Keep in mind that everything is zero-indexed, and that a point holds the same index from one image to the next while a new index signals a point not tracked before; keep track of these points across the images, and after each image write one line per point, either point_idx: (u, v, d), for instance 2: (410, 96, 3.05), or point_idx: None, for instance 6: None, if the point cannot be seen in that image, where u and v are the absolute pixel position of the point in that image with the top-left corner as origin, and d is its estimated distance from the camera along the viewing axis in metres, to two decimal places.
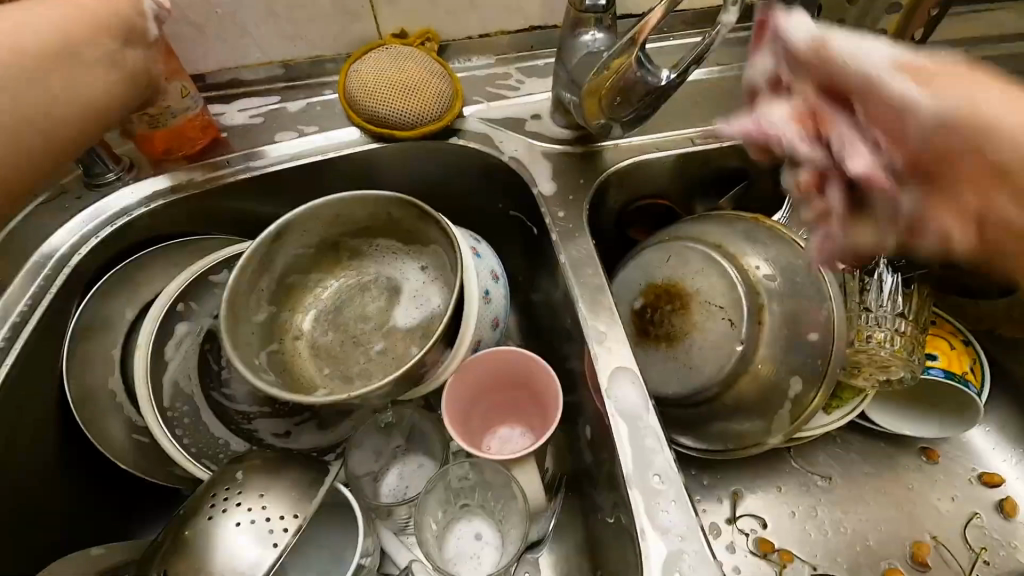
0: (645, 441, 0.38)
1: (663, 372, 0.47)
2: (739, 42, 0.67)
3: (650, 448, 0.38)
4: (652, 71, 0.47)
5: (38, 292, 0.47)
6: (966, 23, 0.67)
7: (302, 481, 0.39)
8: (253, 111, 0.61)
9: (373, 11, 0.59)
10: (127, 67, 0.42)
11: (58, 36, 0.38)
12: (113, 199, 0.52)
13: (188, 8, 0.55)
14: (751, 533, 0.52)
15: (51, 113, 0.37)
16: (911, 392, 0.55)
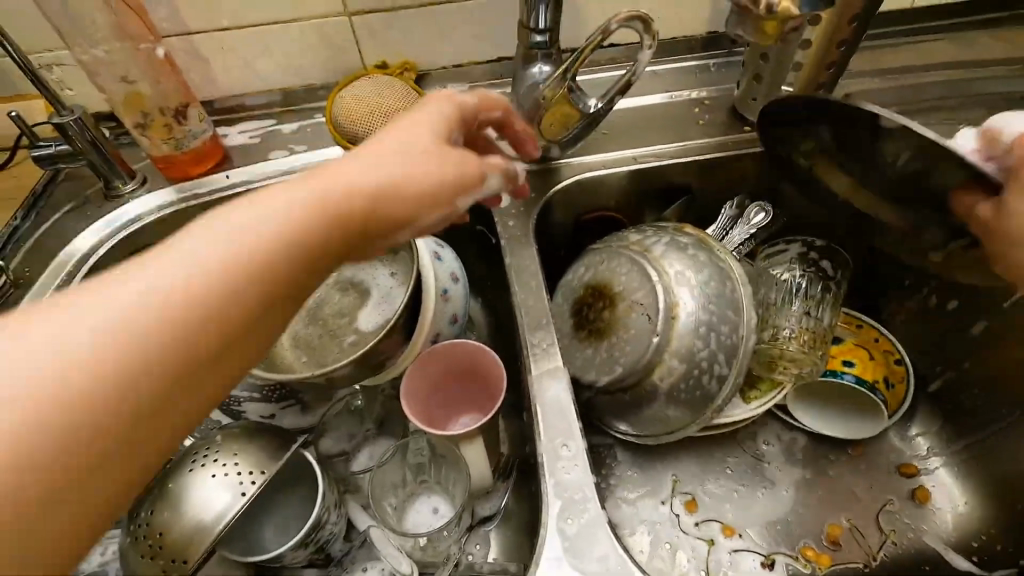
0: (561, 419, 0.45)
1: (591, 360, 0.53)
2: (688, 71, 0.74)
3: (565, 425, 0.45)
4: (579, 98, 0.56)
5: (61, 286, 0.55)
6: (897, 54, 0.74)
7: (272, 444, 0.46)
8: (251, 131, 0.70)
9: (358, 47, 0.68)
10: (289, 222, 0.32)
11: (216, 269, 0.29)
12: (127, 208, 0.61)
13: (198, 44, 0.64)
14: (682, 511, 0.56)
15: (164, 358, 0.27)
16: (835, 392, 0.60)
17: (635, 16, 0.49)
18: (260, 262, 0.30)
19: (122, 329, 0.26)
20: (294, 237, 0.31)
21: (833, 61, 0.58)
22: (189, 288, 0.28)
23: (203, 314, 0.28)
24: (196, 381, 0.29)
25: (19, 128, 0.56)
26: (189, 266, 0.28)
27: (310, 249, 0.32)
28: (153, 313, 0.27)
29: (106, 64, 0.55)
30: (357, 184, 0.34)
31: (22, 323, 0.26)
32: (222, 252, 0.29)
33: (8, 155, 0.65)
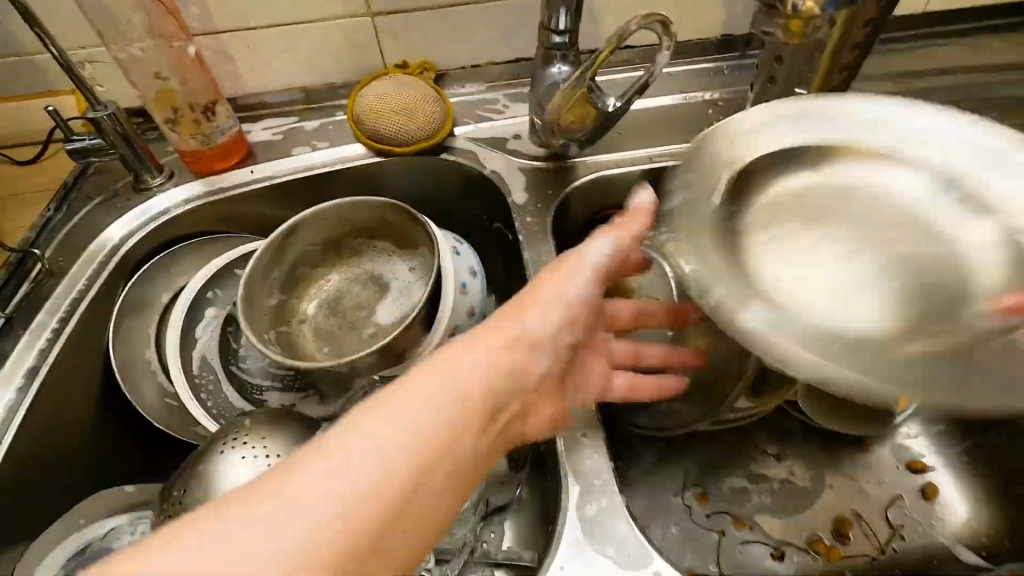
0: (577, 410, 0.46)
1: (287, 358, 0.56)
2: (702, 73, 0.75)
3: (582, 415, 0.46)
4: (601, 98, 0.57)
5: (93, 275, 0.57)
6: (909, 59, 0.75)
7: (296, 430, 0.47)
8: (274, 128, 0.72)
9: (380, 47, 0.69)
10: (505, 355, 0.39)
11: (467, 396, 0.36)
12: (155, 201, 0.63)
13: (225, 43, 0.66)
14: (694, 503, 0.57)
15: (441, 470, 0.33)
16: None
17: (654, 18, 0.51)
18: (491, 393, 0.37)
19: (431, 433, 0.33)
20: (508, 371, 0.39)
21: (847, 61, 0.60)
22: (464, 399, 0.36)
23: (466, 433, 0.35)
24: (448, 489, 0.34)
25: (55, 123, 0.58)
26: (449, 395, 0.35)
27: (518, 378, 0.39)
28: (417, 439, 0.32)
29: (140, 61, 0.57)
30: (559, 317, 0.43)
31: (359, 421, 0.32)
32: (469, 384, 0.36)
33: (41, 149, 0.67)
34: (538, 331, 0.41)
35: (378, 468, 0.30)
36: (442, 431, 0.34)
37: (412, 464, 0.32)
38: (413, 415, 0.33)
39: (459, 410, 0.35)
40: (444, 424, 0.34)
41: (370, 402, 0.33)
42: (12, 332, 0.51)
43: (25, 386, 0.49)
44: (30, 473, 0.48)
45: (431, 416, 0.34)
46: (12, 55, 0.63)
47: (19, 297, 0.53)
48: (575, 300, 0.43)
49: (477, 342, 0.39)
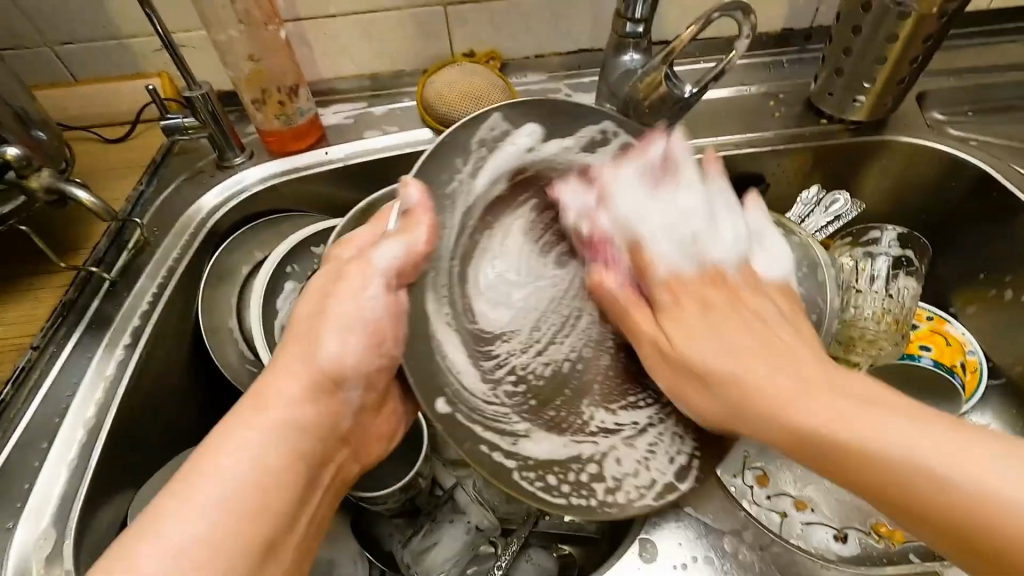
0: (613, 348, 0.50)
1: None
2: (760, 67, 0.76)
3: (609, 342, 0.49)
4: (677, 83, 0.58)
5: (185, 246, 0.60)
6: (973, 54, 0.75)
7: None
8: (345, 112, 0.74)
9: (449, 35, 0.72)
10: (321, 407, 0.41)
11: (279, 451, 0.37)
12: (239, 178, 0.66)
13: (305, 29, 0.69)
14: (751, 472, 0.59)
15: (269, 522, 0.35)
16: (901, 375, 0.61)
17: (735, 6, 0.53)
18: (302, 440, 0.39)
19: (255, 481, 0.36)
20: (319, 420, 0.40)
21: (917, 55, 0.58)
22: (283, 442, 0.38)
23: (284, 485, 0.37)
24: (281, 540, 0.37)
25: (153, 100, 0.61)
26: (264, 451, 0.37)
27: (328, 424, 0.41)
28: (233, 501, 0.34)
29: (233, 44, 0.60)
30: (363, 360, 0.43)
31: (176, 496, 0.34)
32: (274, 440, 0.38)
33: (129, 129, 0.71)
34: (349, 361, 0.42)
35: (193, 535, 0.32)
36: (261, 482, 0.36)
37: (236, 526, 0.34)
38: (234, 479, 0.35)
39: (278, 456, 0.37)
40: (263, 471, 0.36)
41: (183, 473, 0.35)
42: (118, 296, 0.55)
43: (131, 345, 0.52)
44: (139, 425, 0.52)
45: (252, 469, 0.36)
46: (110, 38, 0.66)
47: (121, 262, 0.57)
48: (368, 315, 0.42)
49: (275, 385, 0.40)
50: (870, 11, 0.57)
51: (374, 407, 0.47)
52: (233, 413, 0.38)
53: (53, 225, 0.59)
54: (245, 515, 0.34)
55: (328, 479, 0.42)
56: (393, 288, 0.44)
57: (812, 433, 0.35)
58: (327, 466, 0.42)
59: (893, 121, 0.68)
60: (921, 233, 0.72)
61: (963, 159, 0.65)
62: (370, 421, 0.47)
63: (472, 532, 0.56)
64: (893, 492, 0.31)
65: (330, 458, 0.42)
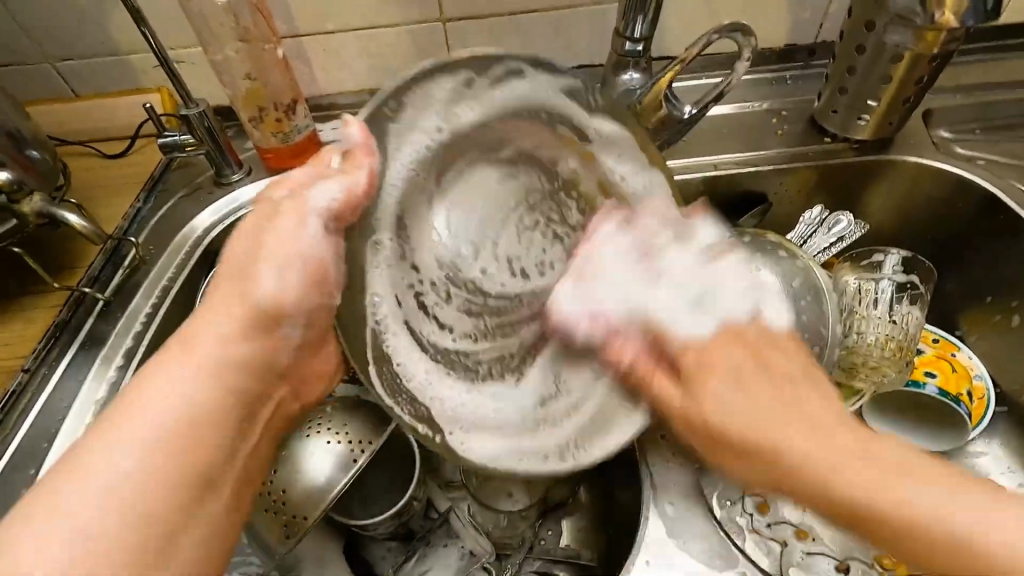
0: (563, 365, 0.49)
1: None
2: (763, 83, 0.75)
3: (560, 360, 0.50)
4: (676, 105, 0.58)
5: (180, 264, 0.59)
6: (980, 71, 0.73)
7: (375, 419, 0.51)
8: (344, 128, 0.74)
9: (448, 50, 0.71)
10: (254, 338, 0.42)
11: (207, 375, 0.38)
12: (236, 195, 0.65)
13: (304, 45, 0.69)
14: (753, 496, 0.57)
15: (205, 445, 0.37)
16: (894, 402, 0.59)
17: (736, 27, 0.52)
18: (234, 371, 0.40)
19: (187, 406, 0.37)
20: (247, 354, 0.41)
21: (923, 75, 0.57)
22: (209, 376, 0.38)
23: (218, 409, 0.38)
24: (221, 466, 0.38)
25: (150, 118, 0.61)
26: (194, 378, 0.38)
27: (261, 356, 0.42)
28: (166, 421, 0.35)
29: (232, 63, 0.60)
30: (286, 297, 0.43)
31: (110, 422, 0.35)
32: (201, 366, 0.38)
33: (128, 144, 0.71)
34: (285, 293, 0.43)
35: (132, 450, 0.34)
36: (190, 405, 0.37)
37: (169, 444, 0.35)
38: (167, 404, 0.36)
39: (210, 386, 0.38)
40: (188, 406, 0.37)
41: (115, 406, 0.36)
42: (112, 315, 0.55)
43: (123, 365, 0.52)
44: None
45: (177, 402, 0.36)
46: (110, 55, 0.66)
47: (116, 281, 0.57)
48: (307, 253, 0.43)
49: (205, 322, 0.41)
50: (874, 31, 0.56)
51: (312, 348, 0.48)
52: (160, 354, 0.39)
53: (50, 244, 0.59)
54: (179, 438, 0.35)
55: (268, 413, 0.43)
56: (331, 231, 0.44)
57: (813, 483, 0.36)
58: (263, 402, 0.43)
59: (898, 140, 0.67)
60: (929, 253, 0.70)
61: (970, 179, 0.64)
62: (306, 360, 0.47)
63: (466, 558, 0.55)
64: (902, 534, 0.34)
65: (268, 393, 0.43)
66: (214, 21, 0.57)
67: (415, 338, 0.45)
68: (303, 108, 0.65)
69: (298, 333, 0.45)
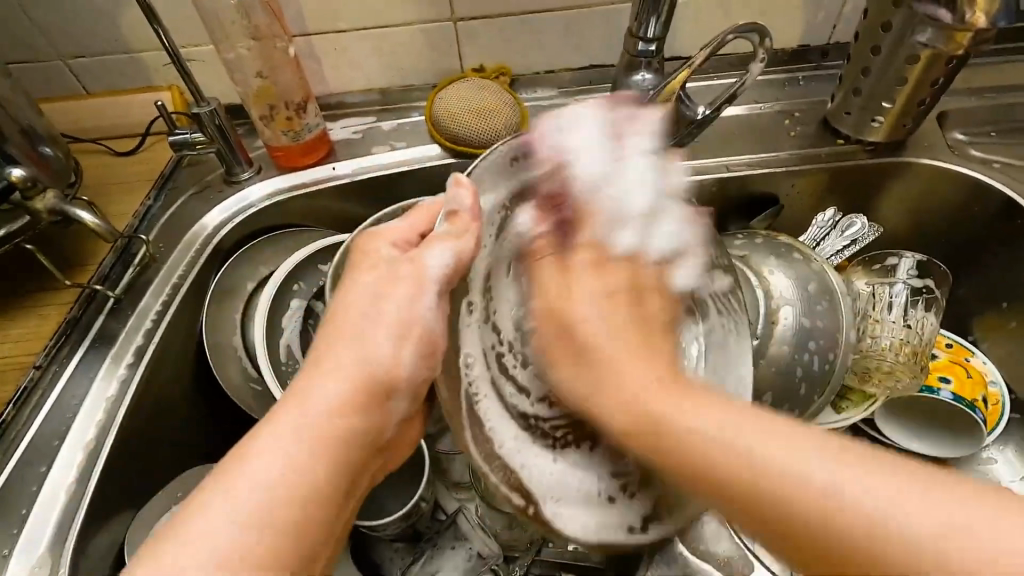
0: None
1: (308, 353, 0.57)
2: (775, 84, 0.74)
3: None
4: (689, 106, 0.58)
5: (190, 261, 0.60)
6: (994, 73, 0.73)
7: None
8: (353, 127, 0.74)
9: (458, 50, 0.71)
10: (372, 405, 0.38)
11: (317, 456, 0.34)
12: (247, 193, 0.66)
13: (314, 44, 0.69)
14: None
15: (302, 538, 0.32)
16: (899, 405, 0.59)
17: (751, 27, 0.51)
18: (344, 446, 0.35)
19: (287, 489, 0.32)
20: (354, 427, 0.36)
21: (939, 77, 0.56)
22: (313, 457, 0.33)
23: (324, 497, 0.33)
24: (311, 561, 0.33)
25: (161, 116, 0.61)
26: (306, 458, 0.33)
27: (373, 428, 0.38)
28: (263, 507, 0.31)
29: (243, 61, 0.60)
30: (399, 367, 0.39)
31: (211, 500, 0.31)
32: (314, 442, 0.34)
33: (138, 142, 0.71)
34: (399, 362, 0.39)
35: (227, 539, 0.30)
36: (296, 488, 0.32)
37: (262, 534, 0.30)
38: (267, 487, 0.31)
39: (317, 468, 0.33)
40: (279, 485, 0.32)
41: (218, 475, 0.32)
42: (122, 313, 0.55)
43: (134, 363, 0.52)
44: (140, 445, 0.51)
45: (291, 481, 0.32)
46: (121, 52, 0.67)
47: (126, 279, 0.57)
48: (421, 322, 0.41)
49: (319, 389, 0.36)
50: (890, 32, 0.55)
51: (409, 420, 0.44)
52: (271, 412, 0.35)
53: (62, 241, 0.59)
54: (281, 531, 0.31)
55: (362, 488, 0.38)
56: (444, 294, 0.42)
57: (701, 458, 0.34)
58: (362, 475, 0.38)
59: (912, 142, 0.66)
60: (942, 256, 0.69)
61: (984, 183, 0.63)
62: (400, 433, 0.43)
63: (473, 559, 0.55)
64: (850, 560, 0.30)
65: (366, 470, 0.39)
66: (226, 19, 0.58)
67: (500, 400, 0.46)
68: (312, 106, 0.65)
69: (404, 404, 0.41)
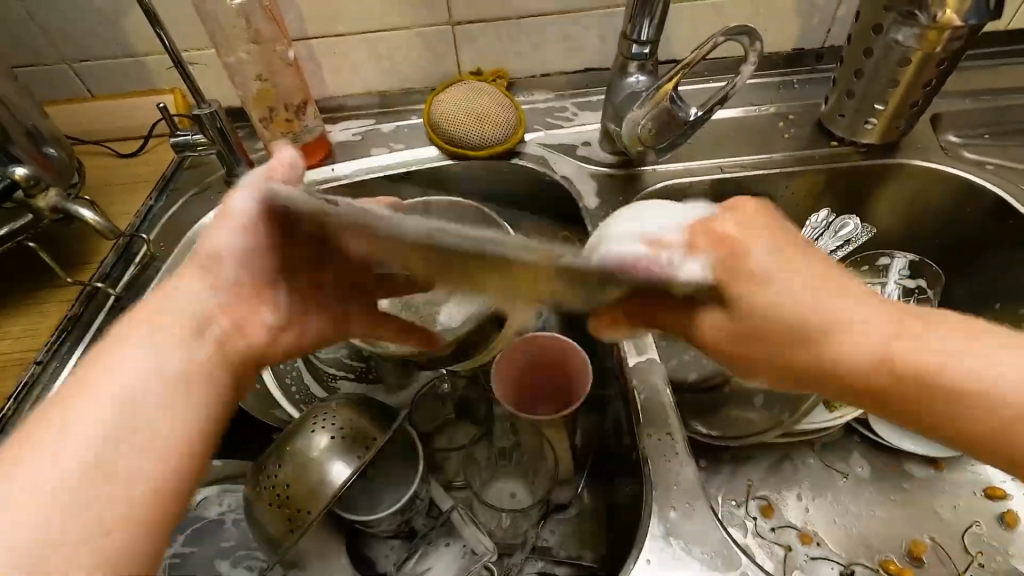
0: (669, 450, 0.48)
1: None
2: (770, 87, 0.75)
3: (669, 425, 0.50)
4: (681, 107, 0.59)
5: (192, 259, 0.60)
6: (988, 76, 0.73)
7: (380, 419, 0.51)
8: (353, 129, 0.75)
9: (456, 53, 0.72)
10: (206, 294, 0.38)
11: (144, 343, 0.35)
12: None
13: (315, 49, 0.70)
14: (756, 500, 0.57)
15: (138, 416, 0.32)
16: None
17: (742, 29, 0.52)
18: (175, 333, 0.36)
19: (144, 373, 0.34)
20: (183, 313, 0.37)
21: (931, 78, 0.57)
22: (157, 344, 0.35)
23: (161, 373, 0.34)
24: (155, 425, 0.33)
25: (163, 117, 0.62)
26: (153, 343, 0.35)
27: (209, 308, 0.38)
28: (121, 395, 0.32)
29: (245, 64, 0.61)
30: (233, 246, 0.39)
31: (68, 398, 0.32)
32: (147, 344, 0.34)
33: (141, 143, 0.73)
34: (233, 244, 0.39)
35: (87, 426, 0.31)
36: (134, 371, 0.33)
37: (104, 420, 0.32)
38: (134, 379, 0.33)
39: (159, 352, 0.35)
40: (138, 367, 0.34)
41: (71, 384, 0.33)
42: (123, 310, 0.55)
43: None
44: None
45: (148, 370, 0.34)
46: (125, 56, 0.68)
47: (127, 277, 0.58)
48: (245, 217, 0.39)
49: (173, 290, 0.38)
50: (881, 35, 0.56)
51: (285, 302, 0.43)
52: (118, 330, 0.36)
53: (64, 240, 0.60)
54: (115, 410, 0.32)
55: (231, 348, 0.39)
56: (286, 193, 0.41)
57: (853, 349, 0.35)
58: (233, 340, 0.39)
59: (906, 144, 0.67)
60: (938, 258, 0.70)
61: (978, 184, 0.63)
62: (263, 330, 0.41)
63: (467, 556, 0.55)
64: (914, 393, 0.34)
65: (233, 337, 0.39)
66: (227, 24, 0.59)
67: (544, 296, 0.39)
68: (311, 107, 0.66)
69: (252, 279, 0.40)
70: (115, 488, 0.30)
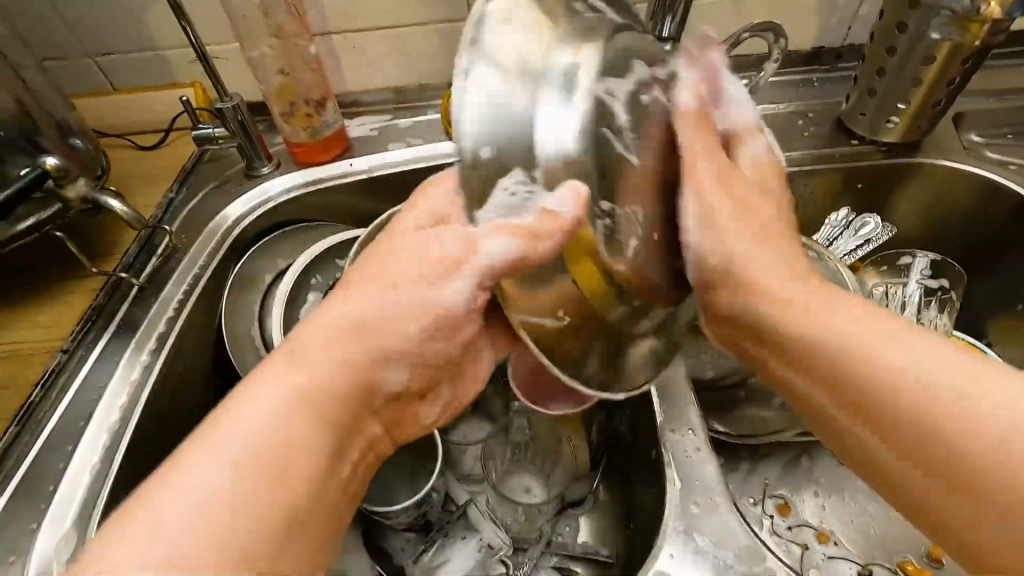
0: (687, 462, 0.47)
1: None
2: (789, 85, 0.74)
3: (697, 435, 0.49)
4: None
5: (213, 251, 0.61)
6: (1011, 75, 0.72)
7: None
8: (369, 124, 0.75)
9: None
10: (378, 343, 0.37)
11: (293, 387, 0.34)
12: (267, 186, 0.67)
13: (334, 44, 0.70)
14: (773, 499, 0.57)
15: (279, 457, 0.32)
16: None
17: (765, 26, 0.52)
18: (325, 383, 0.35)
19: (278, 420, 0.32)
20: (352, 356, 0.36)
21: (955, 77, 0.56)
22: (290, 406, 0.33)
23: (301, 422, 0.33)
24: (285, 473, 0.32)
25: (185, 111, 0.63)
26: (293, 388, 0.34)
27: (360, 364, 0.37)
28: (261, 435, 0.32)
29: (266, 58, 0.62)
30: (415, 276, 0.38)
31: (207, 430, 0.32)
32: (297, 379, 0.34)
33: (162, 136, 0.74)
34: (429, 280, 0.38)
35: (224, 463, 0.30)
36: (273, 409, 0.33)
37: (248, 461, 0.31)
38: (278, 412, 0.33)
39: (294, 401, 0.34)
40: (281, 415, 0.33)
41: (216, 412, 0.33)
42: (145, 300, 0.56)
43: (157, 349, 0.53)
44: (161, 427, 0.52)
45: (271, 421, 0.32)
46: (146, 49, 0.68)
47: (150, 268, 0.58)
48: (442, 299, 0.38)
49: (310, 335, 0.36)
50: (906, 32, 0.55)
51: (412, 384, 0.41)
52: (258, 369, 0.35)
53: (88, 231, 0.61)
54: (269, 451, 0.32)
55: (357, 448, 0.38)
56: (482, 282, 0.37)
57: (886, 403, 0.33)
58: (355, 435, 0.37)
59: (928, 143, 0.66)
60: (958, 258, 0.69)
61: (1001, 183, 0.63)
62: (408, 401, 0.42)
63: (483, 550, 0.55)
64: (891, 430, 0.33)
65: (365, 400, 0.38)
66: (250, 18, 0.59)
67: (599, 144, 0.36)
68: (331, 102, 0.67)
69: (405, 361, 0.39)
70: (239, 536, 0.29)
